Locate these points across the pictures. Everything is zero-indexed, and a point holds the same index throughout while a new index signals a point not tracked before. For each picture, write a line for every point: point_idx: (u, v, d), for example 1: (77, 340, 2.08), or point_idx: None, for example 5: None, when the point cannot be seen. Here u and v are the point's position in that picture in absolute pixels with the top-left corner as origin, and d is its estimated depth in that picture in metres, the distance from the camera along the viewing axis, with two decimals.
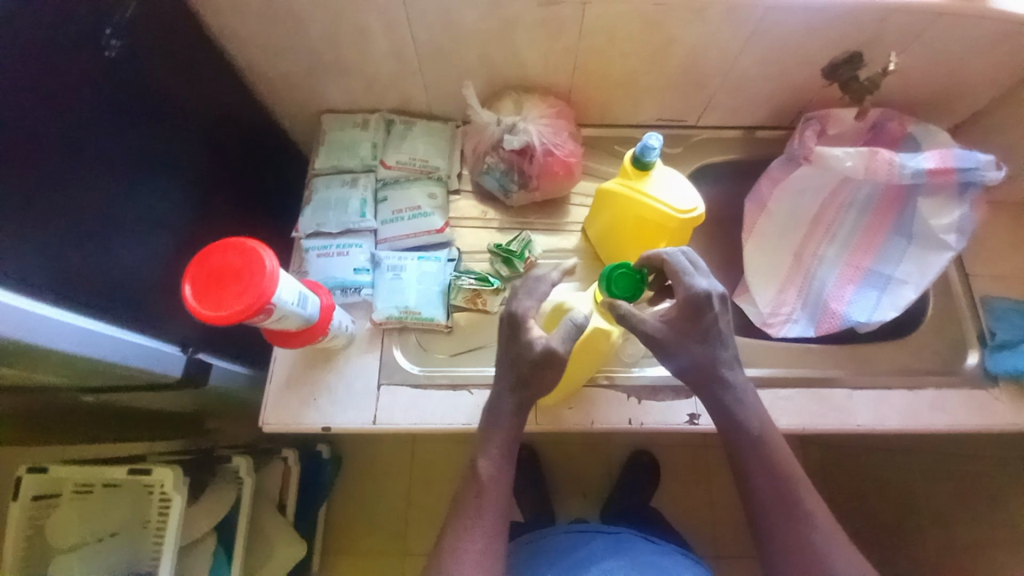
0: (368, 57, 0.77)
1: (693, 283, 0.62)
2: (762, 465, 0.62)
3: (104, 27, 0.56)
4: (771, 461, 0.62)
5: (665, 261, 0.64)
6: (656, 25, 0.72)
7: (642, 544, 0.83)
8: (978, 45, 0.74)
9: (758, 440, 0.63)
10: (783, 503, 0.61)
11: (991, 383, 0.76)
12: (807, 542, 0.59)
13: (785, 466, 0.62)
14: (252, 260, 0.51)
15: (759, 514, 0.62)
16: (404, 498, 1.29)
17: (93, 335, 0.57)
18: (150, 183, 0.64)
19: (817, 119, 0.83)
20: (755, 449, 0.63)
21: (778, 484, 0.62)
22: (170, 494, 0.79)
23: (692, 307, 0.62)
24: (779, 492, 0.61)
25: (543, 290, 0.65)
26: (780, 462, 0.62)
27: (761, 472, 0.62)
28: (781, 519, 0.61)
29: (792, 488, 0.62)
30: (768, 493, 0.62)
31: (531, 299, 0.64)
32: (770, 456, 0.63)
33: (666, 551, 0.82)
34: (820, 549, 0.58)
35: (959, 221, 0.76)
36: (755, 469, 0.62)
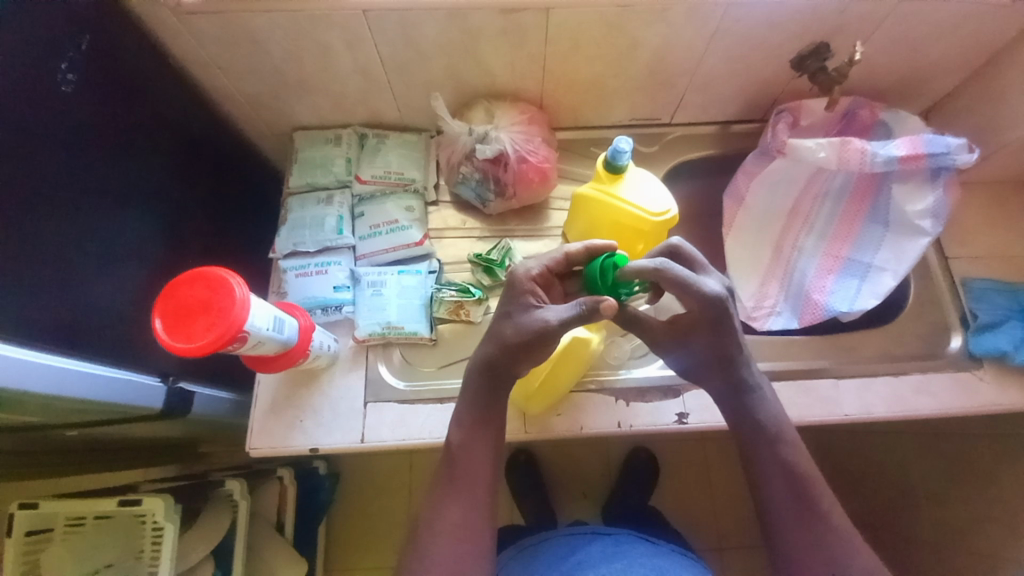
0: (334, 74, 0.77)
1: (702, 289, 0.60)
2: (766, 466, 0.62)
3: (59, 63, 0.56)
4: (785, 460, 0.62)
5: (665, 271, 0.59)
6: (620, 27, 0.71)
7: (640, 544, 0.83)
8: (940, 31, 0.75)
9: (774, 438, 0.63)
10: (795, 501, 0.61)
11: (975, 364, 0.77)
12: (823, 539, 0.59)
13: (797, 463, 0.62)
14: (221, 291, 0.51)
15: (770, 514, 0.62)
16: (405, 509, 1.28)
17: (67, 374, 0.55)
18: (118, 214, 0.63)
19: (788, 111, 0.83)
20: (769, 447, 0.63)
21: (793, 482, 0.61)
22: (161, 523, 0.79)
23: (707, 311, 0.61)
24: (790, 490, 0.61)
25: (553, 259, 0.65)
26: (793, 459, 0.62)
27: (775, 469, 0.62)
28: (793, 516, 0.60)
29: (803, 486, 0.61)
30: (780, 489, 0.62)
31: (538, 264, 0.65)
32: (777, 453, 0.62)
33: (664, 552, 0.82)
34: (836, 544, 0.59)
35: (932, 206, 0.77)
36: (766, 467, 0.62)
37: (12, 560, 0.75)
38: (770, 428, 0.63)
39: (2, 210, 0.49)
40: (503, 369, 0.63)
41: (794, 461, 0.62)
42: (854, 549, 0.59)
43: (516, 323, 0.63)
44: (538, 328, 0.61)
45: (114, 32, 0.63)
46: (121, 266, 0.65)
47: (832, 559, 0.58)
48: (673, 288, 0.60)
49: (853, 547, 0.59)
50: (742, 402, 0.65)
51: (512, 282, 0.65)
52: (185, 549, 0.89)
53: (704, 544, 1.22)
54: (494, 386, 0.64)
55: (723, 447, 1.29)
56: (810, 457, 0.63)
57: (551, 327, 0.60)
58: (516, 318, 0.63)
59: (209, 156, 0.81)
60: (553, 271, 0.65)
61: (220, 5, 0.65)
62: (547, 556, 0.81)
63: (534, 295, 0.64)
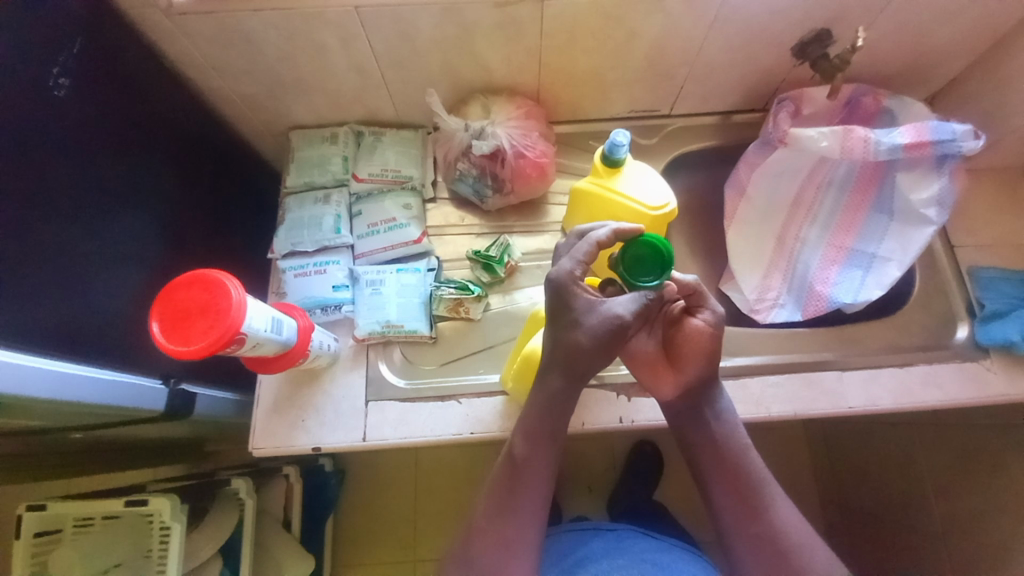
0: (328, 72, 0.76)
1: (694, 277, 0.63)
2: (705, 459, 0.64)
3: (51, 67, 0.55)
4: (725, 454, 0.63)
5: None
6: (618, 18, 0.70)
7: (642, 540, 0.82)
8: (947, 14, 0.73)
9: (718, 439, 0.64)
10: (737, 492, 0.62)
11: (983, 355, 0.76)
12: (774, 529, 0.60)
13: (743, 462, 0.62)
14: (218, 293, 0.51)
15: (717, 512, 0.63)
16: (411, 506, 1.29)
17: (68, 378, 0.55)
18: (114, 218, 0.63)
19: (790, 99, 0.81)
20: (710, 447, 0.64)
21: (734, 473, 0.62)
22: (169, 523, 0.79)
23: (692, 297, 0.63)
24: (727, 481, 0.62)
25: (585, 251, 0.59)
26: (738, 459, 0.63)
27: (716, 463, 0.63)
28: (736, 513, 0.61)
29: (745, 479, 0.62)
30: (722, 491, 0.63)
31: (574, 261, 0.59)
32: (715, 446, 0.63)
33: (666, 547, 0.82)
34: (787, 532, 0.60)
35: (939, 194, 0.75)
36: (711, 467, 0.63)
37: (20, 561, 0.76)
38: (710, 419, 0.64)
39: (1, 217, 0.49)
40: None
41: (734, 454, 0.63)
42: (805, 538, 0.59)
43: (586, 328, 0.57)
44: (599, 329, 0.57)
45: (105, 33, 0.63)
46: (121, 270, 0.65)
47: (783, 549, 0.59)
48: None
49: (805, 537, 0.60)
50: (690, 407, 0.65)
51: (563, 287, 0.58)
52: (191, 548, 0.89)
53: (709, 537, 1.21)
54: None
55: None
56: (749, 449, 0.64)
57: (627, 323, 0.56)
58: (585, 325, 0.57)
59: (204, 157, 0.80)
60: (590, 262, 0.60)
61: (213, 5, 0.65)
62: (552, 551, 0.82)
63: (587, 293, 0.58)
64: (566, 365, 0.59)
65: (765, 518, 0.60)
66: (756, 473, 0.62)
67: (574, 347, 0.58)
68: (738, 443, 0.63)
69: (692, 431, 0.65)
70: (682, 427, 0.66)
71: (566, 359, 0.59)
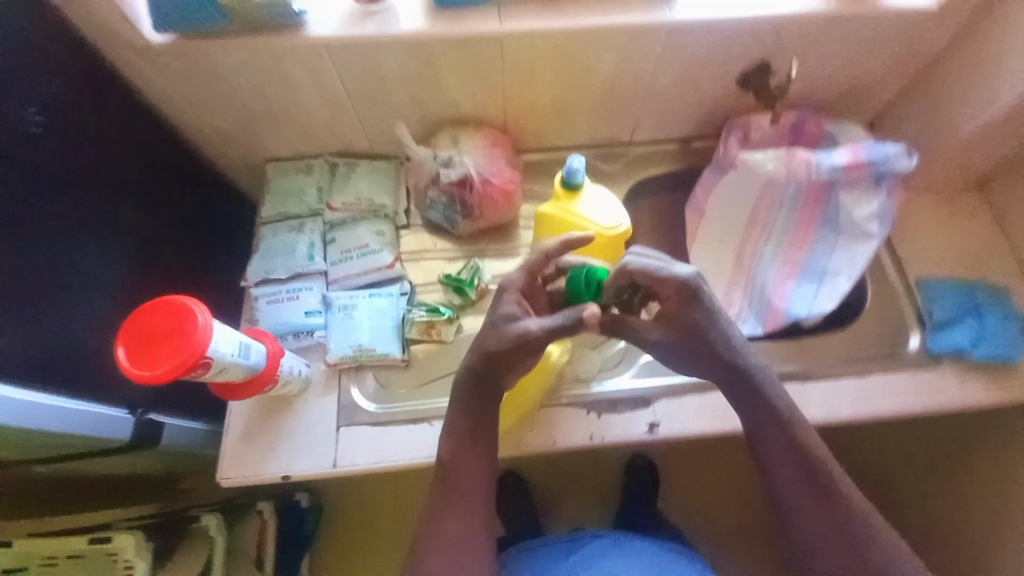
0: (302, 106, 0.80)
1: (675, 274, 0.66)
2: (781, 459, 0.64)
3: (28, 105, 0.57)
4: (793, 439, 0.65)
5: (638, 264, 0.66)
6: (573, 53, 0.76)
7: (638, 542, 0.86)
8: (873, 46, 0.80)
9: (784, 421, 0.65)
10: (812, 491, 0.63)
11: (935, 362, 0.79)
12: (843, 513, 0.62)
13: (811, 448, 0.64)
14: (183, 318, 0.51)
15: (780, 497, 0.65)
16: (394, 538, 1.26)
17: (31, 406, 0.55)
18: (84, 249, 0.64)
19: (739, 126, 0.88)
20: (779, 433, 0.65)
21: (801, 457, 0.64)
22: (132, 562, 0.78)
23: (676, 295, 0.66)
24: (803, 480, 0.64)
25: (530, 264, 0.68)
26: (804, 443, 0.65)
27: (781, 442, 0.65)
28: (804, 499, 0.63)
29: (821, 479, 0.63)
30: (790, 477, 0.64)
31: (520, 272, 0.69)
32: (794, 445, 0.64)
33: (638, 548, 0.84)
34: (856, 515, 0.62)
35: (879, 210, 0.81)
36: (777, 453, 0.65)
37: None
38: (777, 401, 0.66)
39: None
40: (492, 377, 0.66)
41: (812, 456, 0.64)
42: (866, 519, 0.63)
43: (501, 332, 0.66)
44: (507, 333, 0.65)
45: (82, 73, 0.65)
46: (92, 300, 0.66)
47: (850, 532, 0.62)
48: (650, 280, 0.66)
49: (871, 521, 0.63)
50: (749, 391, 0.66)
51: (501, 292, 0.69)
52: None
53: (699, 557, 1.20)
54: (475, 394, 0.67)
55: (718, 460, 1.28)
56: (821, 445, 0.65)
57: (533, 335, 0.63)
58: (500, 326, 0.66)
59: (180, 191, 0.82)
60: (532, 277, 0.69)
61: (188, 45, 0.68)
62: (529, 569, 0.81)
63: (516, 305, 0.68)
64: (501, 367, 0.65)
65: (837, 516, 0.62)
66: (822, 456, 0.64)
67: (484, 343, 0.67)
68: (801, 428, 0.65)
69: (759, 415, 0.66)
70: (759, 429, 0.66)
71: (485, 359, 0.66)
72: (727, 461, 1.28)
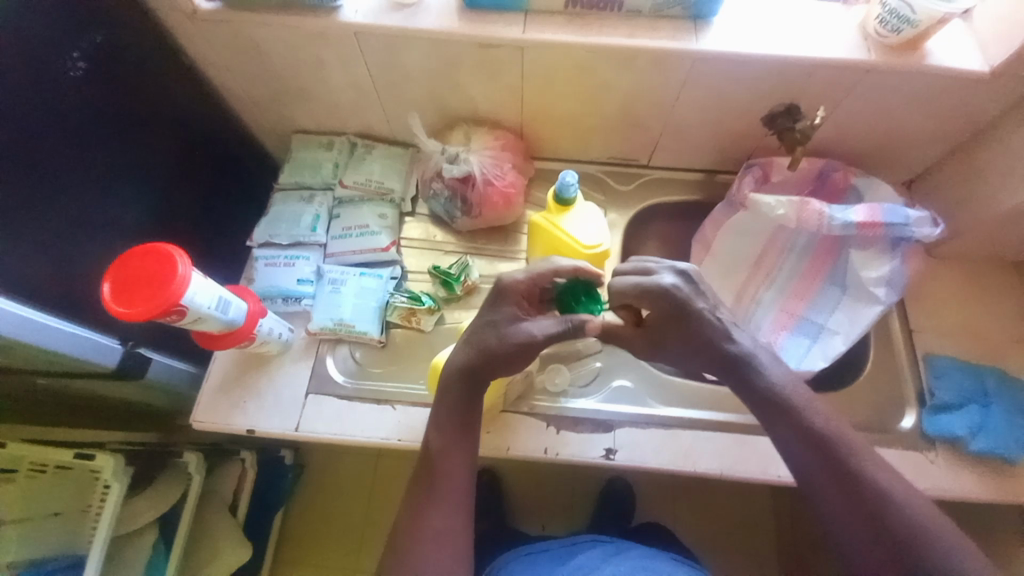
0: (327, 86, 0.83)
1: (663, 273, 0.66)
2: (812, 452, 0.59)
3: (72, 52, 0.63)
4: (795, 414, 0.61)
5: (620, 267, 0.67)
6: (592, 70, 0.75)
7: (640, 549, 0.82)
8: (915, 103, 0.75)
9: (780, 396, 0.62)
10: (856, 486, 0.57)
11: (929, 446, 0.74)
12: (877, 498, 0.56)
13: (816, 422, 0.60)
14: (167, 266, 0.56)
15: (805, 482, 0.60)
16: (362, 509, 1.30)
17: (25, 320, 0.61)
18: (102, 189, 0.70)
19: (759, 165, 0.84)
20: (782, 413, 0.61)
21: (807, 435, 0.60)
22: (109, 481, 0.84)
23: (666, 306, 0.64)
24: (842, 473, 0.58)
25: (539, 270, 0.68)
26: (806, 417, 0.60)
27: (781, 421, 0.61)
28: (827, 481, 0.58)
29: (862, 477, 0.57)
30: (806, 459, 0.60)
31: (525, 274, 0.68)
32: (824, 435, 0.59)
33: (631, 557, 0.78)
34: (896, 503, 0.56)
35: (889, 274, 0.77)
36: (785, 434, 0.61)
37: None
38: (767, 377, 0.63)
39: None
40: (450, 374, 0.67)
41: (843, 445, 0.59)
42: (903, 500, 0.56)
43: (502, 333, 0.66)
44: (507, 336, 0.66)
45: (129, 30, 0.70)
46: (103, 237, 0.72)
47: (890, 521, 0.55)
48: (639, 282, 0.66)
49: (913, 508, 0.56)
50: (738, 375, 0.64)
51: (500, 293, 0.68)
52: (130, 513, 0.93)
53: None
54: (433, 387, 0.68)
55: (693, 499, 1.25)
56: (853, 435, 0.60)
57: (536, 342, 0.65)
58: (502, 329, 0.66)
59: (206, 148, 0.88)
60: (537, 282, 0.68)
61: (227, 16, 0.72)
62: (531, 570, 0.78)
63: (518, 307, 0.68)
64: (487, 364, 0.66)
65: (893, 517, 0.55)
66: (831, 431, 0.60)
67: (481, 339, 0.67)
68: (800, 400, 0.62)
69: (755, 393, 0.63)
70: (767, 417, 0.62)
71: (480, 357, 0.66)
72: (702, 503, 1.25)
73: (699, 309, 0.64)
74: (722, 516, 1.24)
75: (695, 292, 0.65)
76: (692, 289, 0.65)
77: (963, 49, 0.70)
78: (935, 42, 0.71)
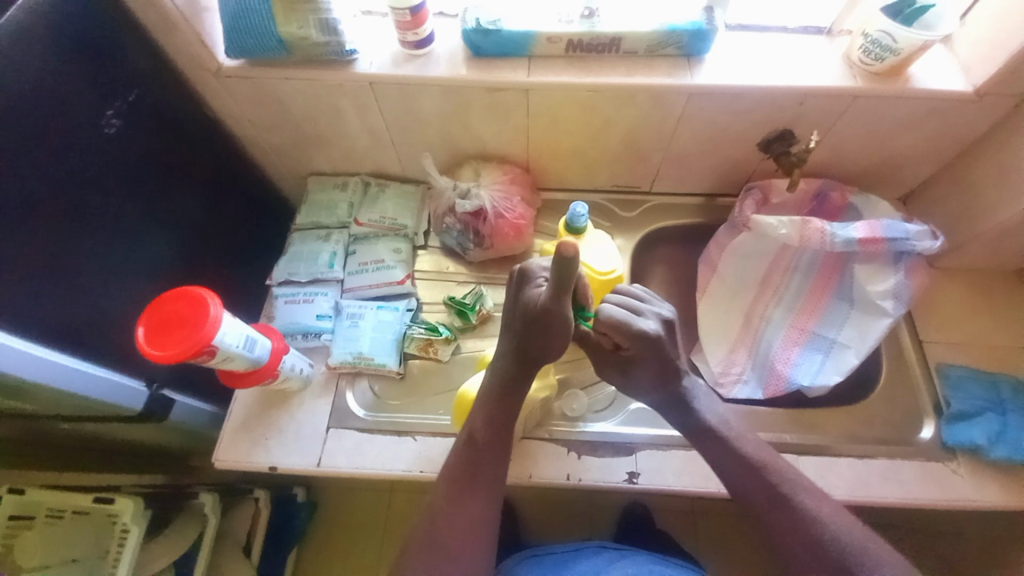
0: (344, 131, 0.88)
1: (659, 311, 0.71)
2: (749, 480, 0.65)
3: (108, 110, 0.67)
4: (725, 442, 0.68)
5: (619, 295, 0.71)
6: (595, 107, 0.80)
7: (653, 555, 0.82)
8: (905, 125, 0.79)
9: (711, 429, 0.69)
10: (792, 513, 0.62)
11: (949, 456, 0.74)
12: (810, 525, 0.61)
13: (745, 450, 0.67)
14: (199, 308, 0.58)
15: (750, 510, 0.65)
16: (377, 547, 1.27)
17: (59, 367, 0.64)
18: (132, 237, 0.73)
19: (758, 188, 0.87)
20: (713, 442, 0.68)
21: (743, 465, 0.66)
22: (129, 526, 0.84)
23: (644, 347, 0.68)
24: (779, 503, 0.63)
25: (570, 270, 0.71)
26: (737, 446, 0.67)
27: (717, 454, 0.68)
28: (766, 507, 0.64)
29: (793, 499, 0.63)
30: (745, 487, 0.65)
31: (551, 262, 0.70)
32: (757, 464, 0.66)
33: (639, 562, 0.79)
34: (831, 529, 0.60)
35: (895, 288, 0.79)
36: (726, 465, 0.67)
37: None
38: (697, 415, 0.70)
39: (26, 231, 0.58)
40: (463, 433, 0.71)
41: (778, 472, 0.65)
42: (832, 522, 0.61)
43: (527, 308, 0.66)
44: (538, 322, 0.65)
45: (162, 89, 0.75)
46: (130, 281, 0.74)
47: (828, 545, 0.60)
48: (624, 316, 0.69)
49: (853, 531, 0.60)
50: (678, 410, 0.71)
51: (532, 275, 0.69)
52: (146, 558, 0.91)
53: None
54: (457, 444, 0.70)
55: (718, 524, 1.23)
56: (781, 461, 0.67)
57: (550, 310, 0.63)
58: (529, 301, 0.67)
59: (230, 193, 0.92)
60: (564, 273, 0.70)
61: (251, 72, 0.77)
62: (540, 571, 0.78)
63: (539, 287, 0.67)
64: (520, 356, 0.70)
65: (832, 538, 0.60)
66: (759, 458, 0.66)
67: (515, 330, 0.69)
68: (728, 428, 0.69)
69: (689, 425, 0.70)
70: (706, 449, 0.69)
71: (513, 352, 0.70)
72: (726, 531, 1.22)
73: (669, 356, 0.69)
74: (747, 539, 1.21)
75: (671, 342, 0.70)
76: (668, 336, 0.69)
77: (946, 72, 0.74)
78: (919, 67, 0.75)
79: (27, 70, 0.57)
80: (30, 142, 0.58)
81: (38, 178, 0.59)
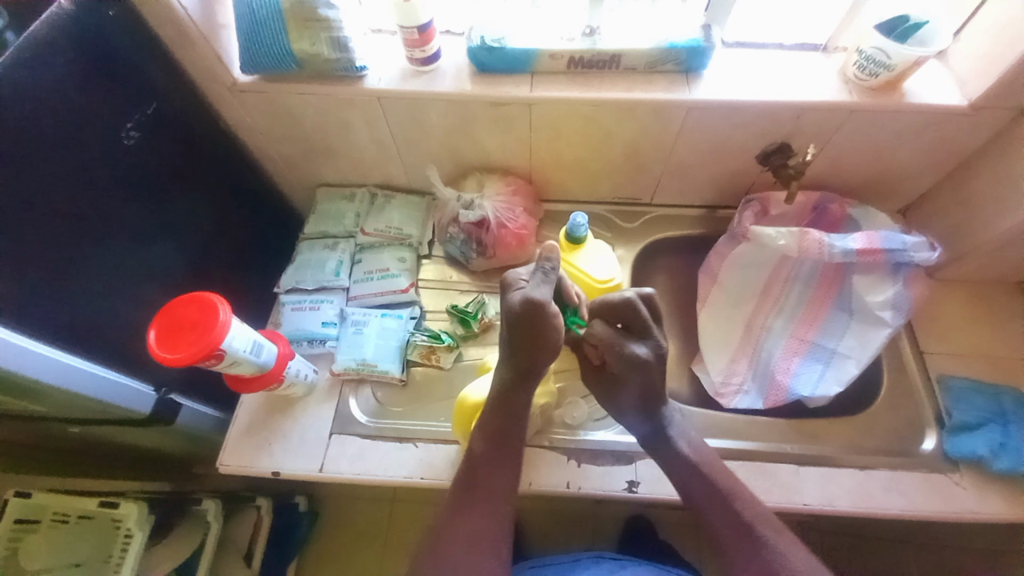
0: (352, 144, 0.91)
1: (659, 337, 0.74)
2: (725, 518, 0.70)
3: (127, 122, 0.70)
4: (709, 480, 0.71)
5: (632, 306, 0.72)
6: (596, 121, 0.82)
7: (653, 567, 0.82)
8: (902, 138, 0.80)
9: (695, 467, 0.72)
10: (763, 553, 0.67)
11: (952, 468, 0.74)
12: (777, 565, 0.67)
13: (725, 492, 0.71)
14: (209, 312, 0.60)
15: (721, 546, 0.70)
16: (377, 556, 1.26)
17: (70, 369, 0.65)
18: (145, 244, 0.76)
19: (758, 200, 0.88)
20: (698, 480, 0.71)
21: (721, 506, 0.70)
22: (132, 530, 0.84)
23: (630, 368, 0.73)
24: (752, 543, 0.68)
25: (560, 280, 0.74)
26: (719, 485, 0.71)
27: (701, 493, 0.71)
28: (738, 546, 0.69)
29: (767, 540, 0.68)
30: (721, 526, 0.70)
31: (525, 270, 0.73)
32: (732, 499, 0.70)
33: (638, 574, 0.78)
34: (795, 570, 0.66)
35: (894, 298, 0.80)
36: (707, 504, 0.71)
37: None
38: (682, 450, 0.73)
39: (40, 236, 0.61)
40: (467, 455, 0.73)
41: (746, 503, 0.70)
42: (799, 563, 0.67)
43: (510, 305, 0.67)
44: (523, 319, 0.66)
45: (177, 101, 0.78)
46: (143, 287, 0.76)
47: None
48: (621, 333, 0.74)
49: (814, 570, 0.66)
50: (664, 445, 0.74)
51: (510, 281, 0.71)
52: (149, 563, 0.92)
53: None
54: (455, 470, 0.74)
55: None
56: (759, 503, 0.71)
57: (532, 300, 0.65)
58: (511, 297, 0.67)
59: (239, 202, 0.94)
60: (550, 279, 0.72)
61: (264, 87, 0.80)
62: None
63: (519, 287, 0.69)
64: (513, 362, 0.70)
65: (781, 565, 0.67)
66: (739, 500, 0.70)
67: (507, 338, 0.69)
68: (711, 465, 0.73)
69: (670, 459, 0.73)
70: (689, 486, 0.72)
71: (511, 363, 0.71)
72: None
73: (653, 381, 0.74)
74: None
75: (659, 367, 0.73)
76: (658, 364, 0.74)
77: (940, 87, 0.76)
78: (914, 82, 0.76)
79: (51, 85, 0.60)
80: (52, 152, 0.61)
81: (57, 187, 0.62)
